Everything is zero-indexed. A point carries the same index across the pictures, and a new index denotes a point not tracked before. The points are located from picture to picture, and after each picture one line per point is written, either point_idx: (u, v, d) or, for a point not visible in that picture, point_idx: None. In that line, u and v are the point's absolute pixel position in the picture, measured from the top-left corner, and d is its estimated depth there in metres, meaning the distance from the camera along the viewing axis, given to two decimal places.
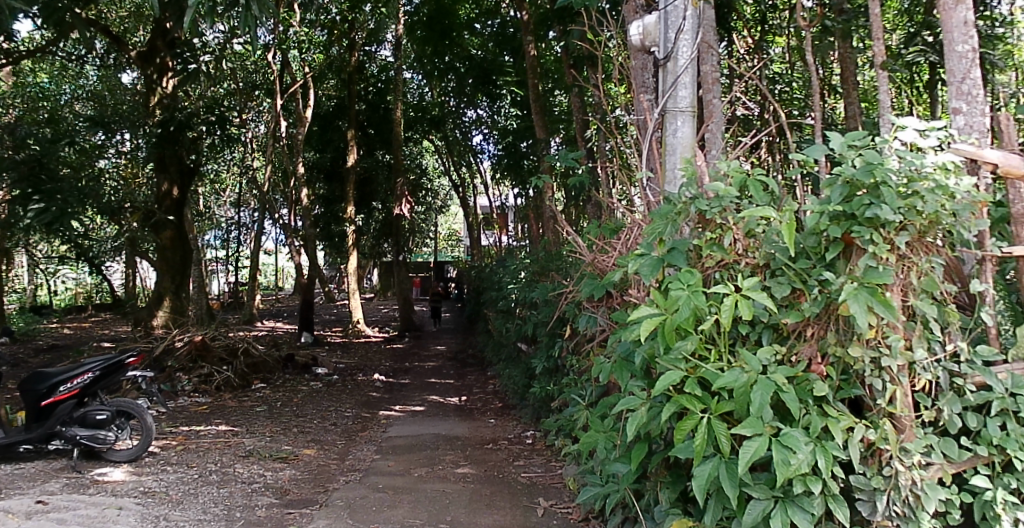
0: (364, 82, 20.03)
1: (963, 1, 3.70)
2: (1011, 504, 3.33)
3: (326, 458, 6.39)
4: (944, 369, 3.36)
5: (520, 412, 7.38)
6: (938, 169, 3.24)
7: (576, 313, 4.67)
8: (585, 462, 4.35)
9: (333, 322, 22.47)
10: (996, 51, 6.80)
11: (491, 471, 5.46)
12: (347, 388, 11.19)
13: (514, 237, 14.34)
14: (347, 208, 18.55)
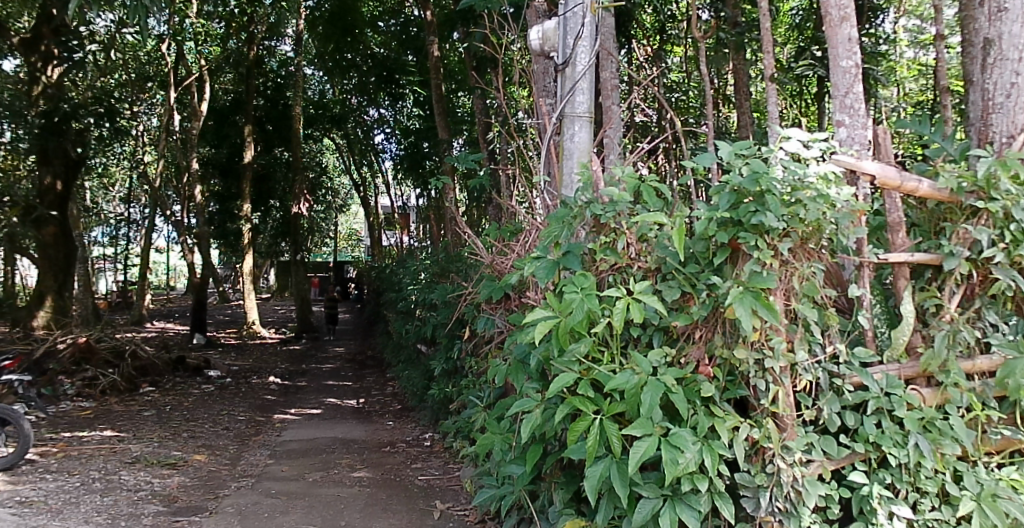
0: (262, 77, 19.64)
1: (848, 18, 3.82)
2: (886, 498, 3.44)
3: (217, 464, 6.20)
4: (823, 370, 3.44)
5: (419, 414, 7.33)
6: (819, 179, 3.37)
7: (473, 315, 4.63)
8: (482, 465, 4.33)
9: (229, 322, 22.07)
10: (880, 68, 7.08)
11: (390, 474, 5.39)
12: (240, 391, 10.87)
13: (419, 237, 14.31)
14: (243, 206, 17.62)
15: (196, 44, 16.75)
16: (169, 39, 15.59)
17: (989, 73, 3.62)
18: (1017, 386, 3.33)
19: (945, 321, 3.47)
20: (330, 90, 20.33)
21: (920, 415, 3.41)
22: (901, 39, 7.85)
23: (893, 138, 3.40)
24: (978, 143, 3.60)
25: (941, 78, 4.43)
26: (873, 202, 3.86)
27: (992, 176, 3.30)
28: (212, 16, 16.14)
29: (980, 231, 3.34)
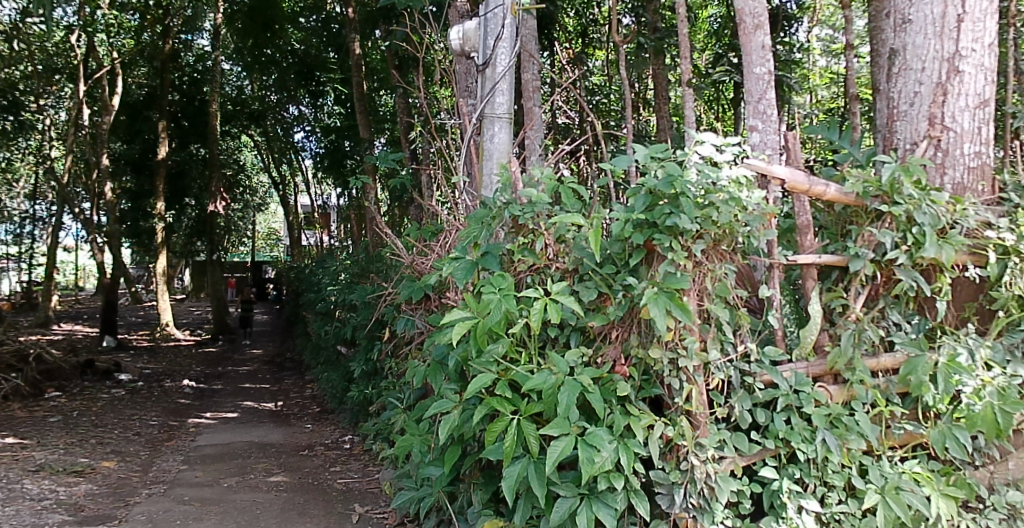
0: (178, 71, 18.30)
1: (762, 26, 3.93)
2: (795, 492, 3.48)
3: (127, 471, 6.01)
4: (735, 368, 3.51)
5: (338, 416, 7.21)
6: (732, 182, 3.44)
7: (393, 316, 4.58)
8: (401, 467, 4.30)
9: (138, 324, 20.47)
10: (793, 75, 7.29)
11: (307, 478, 5.31)
12: (152, 395, 10.50)
13: (335, 235, 14.25)
14: (157, 203, 16.63)
15: (108, 37, 15.61)
16: (80, 31, 14.81)
17: (895, 82, 3.73)
18: (918, 383, 3.35)
19: (851, 320, 3.49)
20: (248, 86, 19.20)
21: (827, 411, 3.45)
22: (813, 49, 8.12)
23: (801, 142, 3.45)
24: (884, 149, 3.71)
25: (852, 84, 4.71)
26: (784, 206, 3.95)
27: (896, 180, 3.37)
28: (124, 6, 15.33)
29: (884, 233, 3.39)
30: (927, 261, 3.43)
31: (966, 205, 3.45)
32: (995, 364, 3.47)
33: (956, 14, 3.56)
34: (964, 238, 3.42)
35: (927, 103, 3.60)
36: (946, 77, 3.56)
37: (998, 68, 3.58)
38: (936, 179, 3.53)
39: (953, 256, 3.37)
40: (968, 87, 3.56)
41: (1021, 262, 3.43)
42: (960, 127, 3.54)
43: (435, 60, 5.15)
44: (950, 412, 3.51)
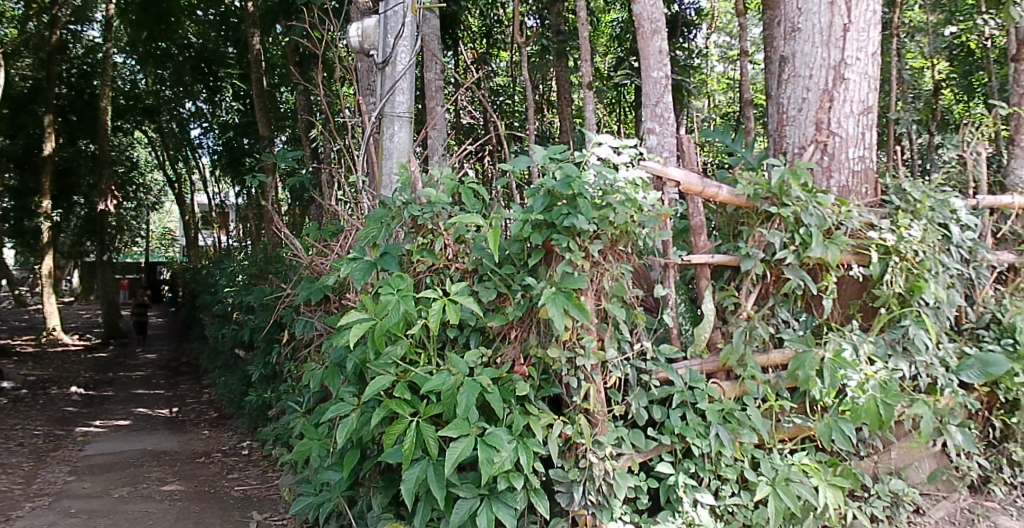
0: (65, 61, 15.91)
1: (660, 32, 4.08)
2: (690, 486, 3.55)
3: (8, 484, 5.71)
4: (632, 366, 3.57)
5: (236, 422, 6.99)
6: (628, 184, 3.50)
7: (290, 318, 4.51)
8: (300, 472, 4.24)
9: (24, 328, 19.16)
10: (691, 79, 7.46)
11: (203, 486, 5.16)
12: (36, 404, 9.90)
13: (234, 236, 13.83)
14: (41, 201, 15.13)
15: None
16: None
17: (785, 88, 3.83)
18: (805, 378, 3.43)
19: (742, 318, 3.58)
20: (143, 79, 17.80)
21: (720, 406, 3.54)
22: (710, 54, 8.37)
23: (695, 145, 3.52)
24: (774, 153, 3.81)
25: (745, 91, 5.05)
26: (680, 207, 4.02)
27: (785, 183, 3.46)
28: None
29: (773, 234, 3.48)
30: (813, 261, 3.54)
31: (850, 206, 3.55)
32: (877, 358, 3.54)
33: (841, 24, 3.65)
34: (848, 239, 3.52)
35: (815, 109, 3.70)
36: (832, 84, 3.66)
37: (881, 76, 3.70)
38: (823, 182, 3.63)
39: (838, 256, 3.47)
40: (852, 94, 3.66)
41: (901, 261, 3.50)
42: (846, 132, 3.64)
43: (334, 56, 5.07)
44: (835, 405, 3.57)
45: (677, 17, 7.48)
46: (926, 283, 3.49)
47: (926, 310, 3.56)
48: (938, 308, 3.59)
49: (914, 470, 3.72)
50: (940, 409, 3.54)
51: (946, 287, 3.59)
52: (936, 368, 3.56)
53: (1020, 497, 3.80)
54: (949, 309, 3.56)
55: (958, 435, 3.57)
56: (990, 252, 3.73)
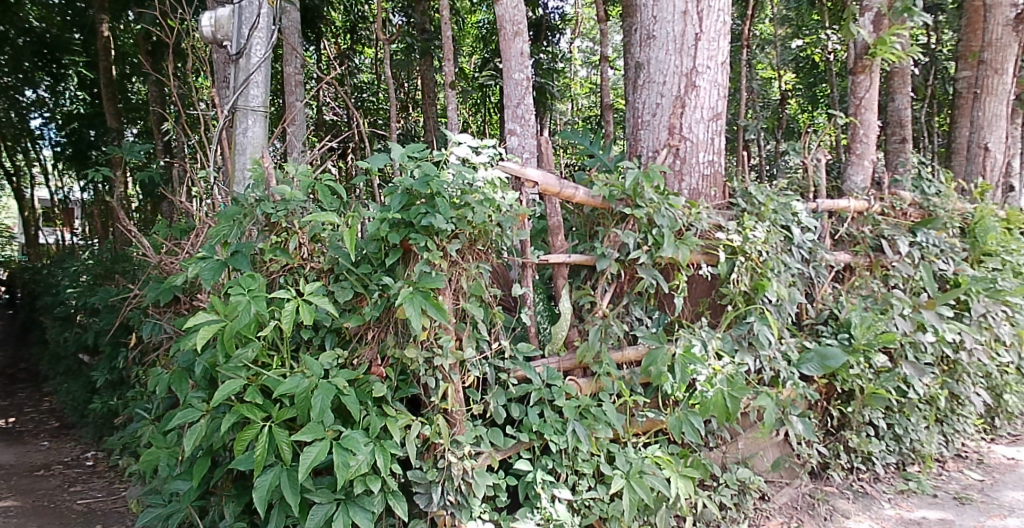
0: None
1: (521, 34, 4.24)
2: (548, 482, 3.60)
3: None
4: (490, 366, 3.60)
5: (80, 430, 6.27)
6: (487, 184, 3.53)
7: (138, 321, 4.31)
8: (148, 482, 4.05)
9: None
10: (554, 82, 7.68)
11: (42, 501, 4.85)
12: None
13: (78, 234, 12.74)
14: None
15: None
16: None
17: (640, 94, 3.94)
18: (657, 373, 3.51)
19: (597, 316, 3.65)
20: None
21: (576, 403, 3.60)
22: (573, 59, 8.63)
23: (552, 147, 3.59)
24: (629, 156, 3.93)
25: (607, 95, 5.25)
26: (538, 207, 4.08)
27: (638, 185, 3.58)
28: None
29: (627, 235, 3.58)
30: (665, 261, 3.65)
31: (699, 208, 3.68)
32: (725, 354, 3.66)
33: (693, 33, 3.78)
34: (698, 239, 3.64)
35: (667, 114, 3.82)
36: (684, 91, 3.79)
37: (728, 85, 3.87)
38: (675, 185, 3.76)
39: (688, 256, 3.60)
40: (702, 101, 3.81)
41: (746, 261, 3.64)
42: (695, 137, 3.79)
43: (190, 45, 4.89)
44: (686, 399, 3.68)
45: (542, 22, 7.79)
46: (770, 281, 3.64)
47: (770, 307, 3.70)
48: (781, 305, 3.75)
49: (759, 458, 3.87)
50: (782, 400, 3.67)
51: (789, 285, 3.75)
52: (779, 362, 3.69)
53: (856, 480, 4.00)
54: (791, 306, 3.73)
55: (798, 424, 3.68)
56: (828, 253, 3.93)
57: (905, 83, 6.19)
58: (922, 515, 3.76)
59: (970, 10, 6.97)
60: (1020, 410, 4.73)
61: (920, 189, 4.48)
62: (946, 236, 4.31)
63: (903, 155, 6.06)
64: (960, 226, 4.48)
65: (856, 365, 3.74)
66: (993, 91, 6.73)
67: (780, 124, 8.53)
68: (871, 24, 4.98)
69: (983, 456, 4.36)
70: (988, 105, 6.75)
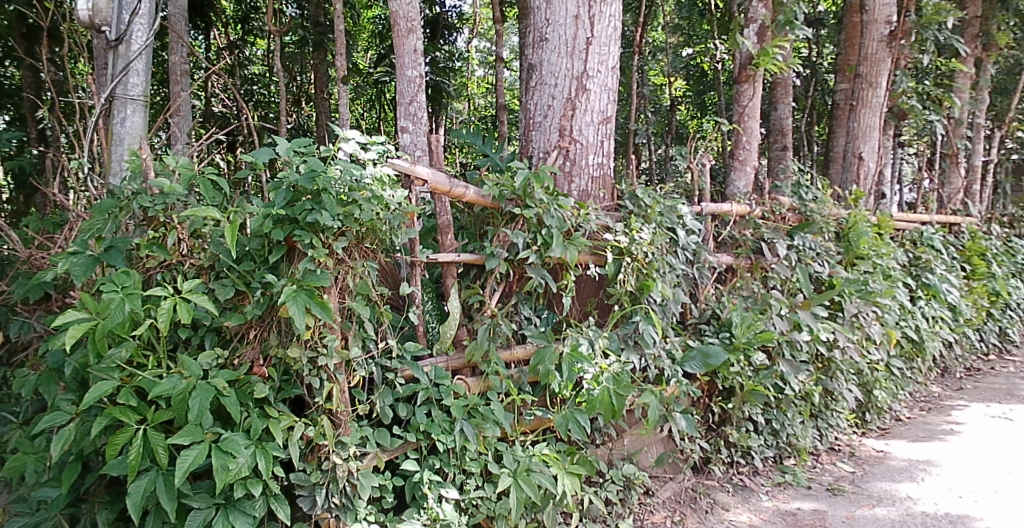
0: None
1: (414, 31, 4.32)
2: (435, 482, 3.56)
3: None
4: (376, 365, 3.57)
5: None
6: (376, 181, 3.50)
7: (4, 319, 4.09)
8: (12, 490, 3.80)
9: None
10: (450, 81, 7.75)
11: None
12: None
13: None
14: None
15: None
16: None
17: (532, 95, 3.97)
18: (545, 372, 3.55)
19: (486, 316, 3.68)
20: None
21: (464, 402, 3.61)
22: (469, 59, 8.72)
23: (442, 146, 3.60)
24: (520, 156, 3.96)
25: (502, 96, 5.26)
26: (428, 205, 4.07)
27: (527, 186, 3.61)
28: None
29: (517, 234, 3.61)
30: (554, 261, 3.70)
31: (588, 209, 3.75)
32: (612, 352, 3.72)
33: (585, 37, 3.84)
34: (586, 240, 3.71)
35: (558, 116, 3.87)
36: (575, 94, 3.85)
37: (618, 89, 3.96)
38: (564, 186, 3.81)
39: (577, 256, 3.65)
40: (592, 104, 3.88)
41: (633, 262, 3.72)
42: (586, 140, 3.86)
43: (66, 29, 4.66)
44: (573, 398, 3.72)
45: (439, 20, 7.72)
46: (655, 282, 3.73)
47: (655, 307, 3.80)
48: (665, 305, 3.85)
49: (644, 454, 3.98)
50: (666, 397, 3.76)
51: (674, 285, 3.87)
52: (663, 360, 3.79)
53: (736, 474, 4.14)
54: (675, 305, 3.84)
55: (681, 420, 3.78)
56: (710, 254, 4.08)
57: (786, 94, 6.77)
58: (797, 506, 3.91)
59: (848, 27, 7.77)
60: (888, 405, 5.03)
61: (798, 194, 4.75)
62: (821, 240, 4.56)
63: (783, 161, 6.70)
64: (836, 230, 4.78)
65: (736, 363, 3.88)
66: (867, 104, 7.20)
67: (670, 129, 8.90)
68: (755, 35, 5.22)
69: (855, 449, 4.58)
70: (863, 117, 7.23)
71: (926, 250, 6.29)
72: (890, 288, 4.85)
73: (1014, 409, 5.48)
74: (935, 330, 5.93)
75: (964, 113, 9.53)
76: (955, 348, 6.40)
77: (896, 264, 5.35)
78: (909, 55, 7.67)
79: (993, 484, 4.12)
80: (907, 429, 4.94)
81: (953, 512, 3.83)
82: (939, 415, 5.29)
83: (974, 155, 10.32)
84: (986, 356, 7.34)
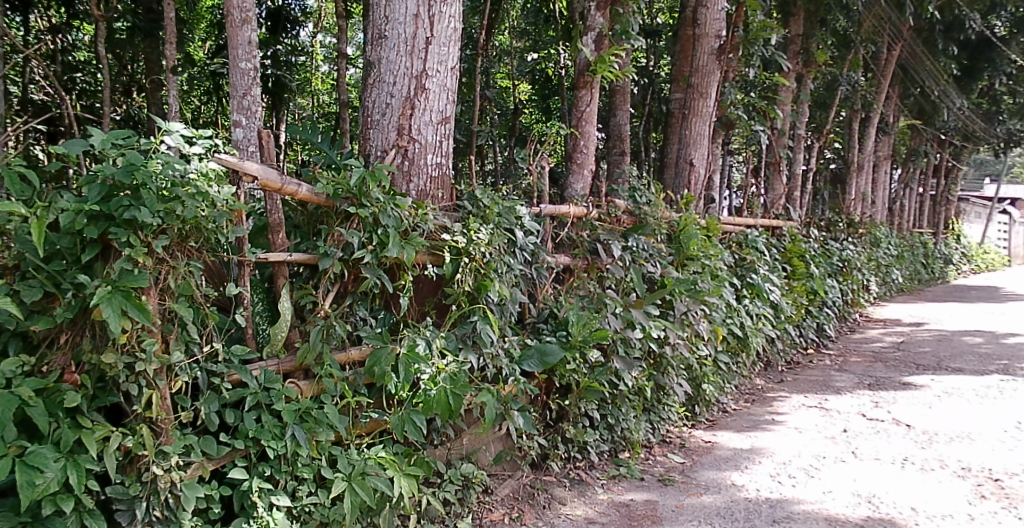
0: None
1: (249, 23, 4.33)
2: (265, 490, 3.38)
3: None
4: (201, 369, 3.37)
5: None
6: (201, 176, 3.31)
7: None
8: None
9: None
10: (293, 75, 7.65)
11: None
12: None
13: None
14: None
15: None
16: None
17: (370, 92, 3.96)
18: (381, 373, 3.46)
19: (319, 317, 3.62)
20: None
21: (296, 406, 3.49)
22: (316, 53, 8.61)
23: (274, 142, 3.46)
24: (358, 154, 3.91)
25: (345, 94, 5.17)
26: (258, 202, 3.91)
27: (363, 185, 3.55)
28: None
29: (352, 234, 3.54)
30: (390, 261, 3.67)
31: (426, 210, 3.76)
32: (449, 352, 3.73)
33: (424, 37, 3.92)
34: (423, 240, 3.71)
35: (396, 115, 3.89)
36: (414, 93, 3.90)
37: (456, 90, 4.07)
38: (403, 186, 3.83)
39: (413, 256, 3.64)
40: (431, 104, 3.96)
41: (470, 262, 3.74)
42: (424, 140, 3.91)
43: None
44: (410, 398, 3.63)
45: (281, 12, 7.37)
46: (492, 282, 3.79)
47: (492, 307, 3.86)
48: (502, 305, 3.93)
49: (483, 453, 4.04)
50: (503, 396, 3.81)
51: (512, 286, 3.97)
52: (501, 359, 3.85)
53: (572, 469, 4.27)
54: (512, 305, 3.93)
55: (518, 419, 3.85)
56: (548, 255, 4.27)
57: (624, 101, 7.30)
58: (630, 497, 4.08)
59: (683, 39, 8.20)
60: (715, 398, 5.45)
61: (634, 198, 5.07)
62: (654, 242, 4.99)
63: (621, 165, 7.31)
64: (668, 233, 5.22)
65: (573, 361, 4.02)
66: (698, 113, 7.68)
67: (512, 131, 9.06)
68: (593, 43, 5.62)
69: (684, 440, 4.89)
70: (694, 125, 7.69)
71: (750, 252, 6.82)
72: (717, 287, 5.34)
73: (826, 398, 6.02)
74: (758, 326, 6.42)
75: (784, 124, 10.53)
76: (776, 342, 6.95)
77: (722, 265, 5.84)
78: (736, 69, 8.40)
79: (809, 469, 4.43)
80: (732, 420, 5.38)
81: (774, 496, 4.08)
82: (762, 406, 5.80)
83: (795, 164, 11.42)
84: (806, 349, 8.00)
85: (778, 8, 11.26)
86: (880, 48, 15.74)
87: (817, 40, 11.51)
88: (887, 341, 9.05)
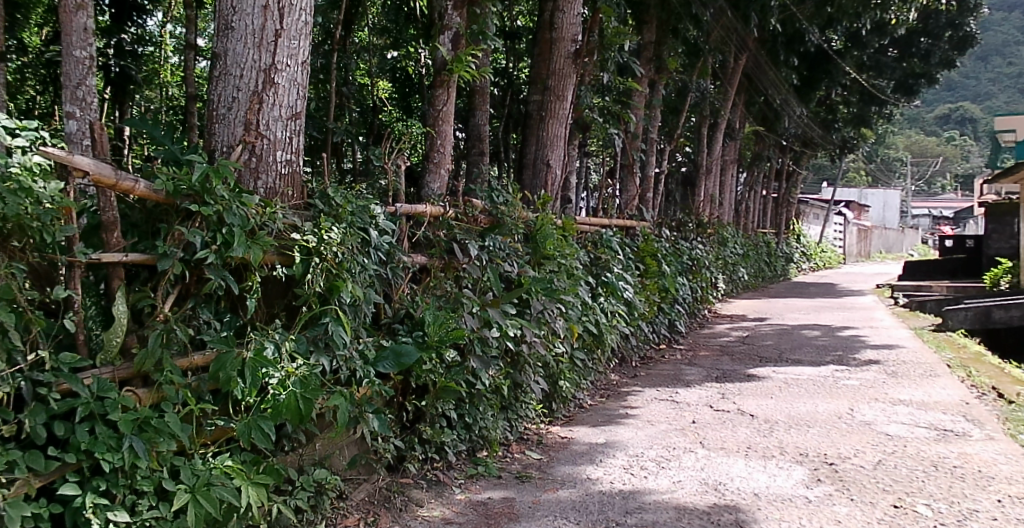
0: None
1: (84, 8, 4.02)
2: (101, 506, 3.04)
3: None
4: (25, 380, 2.93)
5: None
6: (23, 170, 2.88)
7: None
8: None
9: None
10: (138, 67, 7.30)
11: None
12: None
13: None
14: None
15: None
16: None
17: (215, 86, 3.84)
18: (226, 379, 3.27)
19: (158, 320, 3.41)
20: None
21: (133, 415, 3.18)
22: (164, 45, 8.17)
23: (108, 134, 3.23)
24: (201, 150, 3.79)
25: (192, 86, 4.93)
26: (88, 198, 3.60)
27: (205, 182, 3.38)
28: None
29: (193, 234, 3.37)
30: (235, 262, 3.53)
31: (274, 208, 3.68)
32: (300, 355, 3.60)
33: (274, 30, 3.85)
34: (272, 239, 3.61)
35: (244, 110, 3.80)
36: (262, 87, 3.83)
37: (307, 86, 4.05)
38: (250, 184, 3.76)
39: (261, 256, 3.50)
40: (281, 99, 3.90)
41: (321, 262, 3.64)
42: (272, 136, 3.85)
43: None
44: (258, 404, 3.47)
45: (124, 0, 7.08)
46: (345, 282, 3.70)
47: (344, 309, 3.77)
48: (356, 307, 3.87)
49: (337, 458, 3.97)
50: (357, 398, 3.77)
51: (366, 286, 3.92)
52: (355, 361, 3.80)
53: (430, 470, 4.32)
54: (365, 306, 3.88)
55: (372, 421, 3.82)
56: (404, 255, 4.29)
57: (483, 101, 7.45)
58: (487, 496, 4.13)
59: (540, 43, 8.32)
60: (572, 394, 5.68)
61: (492, 198, 5.27)
62: (511, 241, 5.17)
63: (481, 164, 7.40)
64: (525, 232, 5.45)
65: (428, 362, 4.03)
66: (555, 114, 7.95)
67: (372, 129, 8.95)
68: (451, 42, 5.72)
69: (541, 436, 5.09)
70: (551, 127, 7.96)
71: (604, 251, 7.07)
72: (571, 285, 5.59)
73: (677, 391, 6.33)
74: (613, 323, 6.64)
75: (637, 128, 11.10)
76: (631, 339, 7.27)
77: (577, 264, 6.06)
78: (590, 73, 8.78)
79: (661, 460, 4.63)
80: (588, 415, 5.65)
81: (627, 487, 4.22)
82: (616, 400, 6.08)
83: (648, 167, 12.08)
84: (659, 345, 8.42)
85: (632, 15, 11.85)
86: (728, 59, 16.86)
87: (668, 48, 12.31)
88: (733, 335, 9.67)
